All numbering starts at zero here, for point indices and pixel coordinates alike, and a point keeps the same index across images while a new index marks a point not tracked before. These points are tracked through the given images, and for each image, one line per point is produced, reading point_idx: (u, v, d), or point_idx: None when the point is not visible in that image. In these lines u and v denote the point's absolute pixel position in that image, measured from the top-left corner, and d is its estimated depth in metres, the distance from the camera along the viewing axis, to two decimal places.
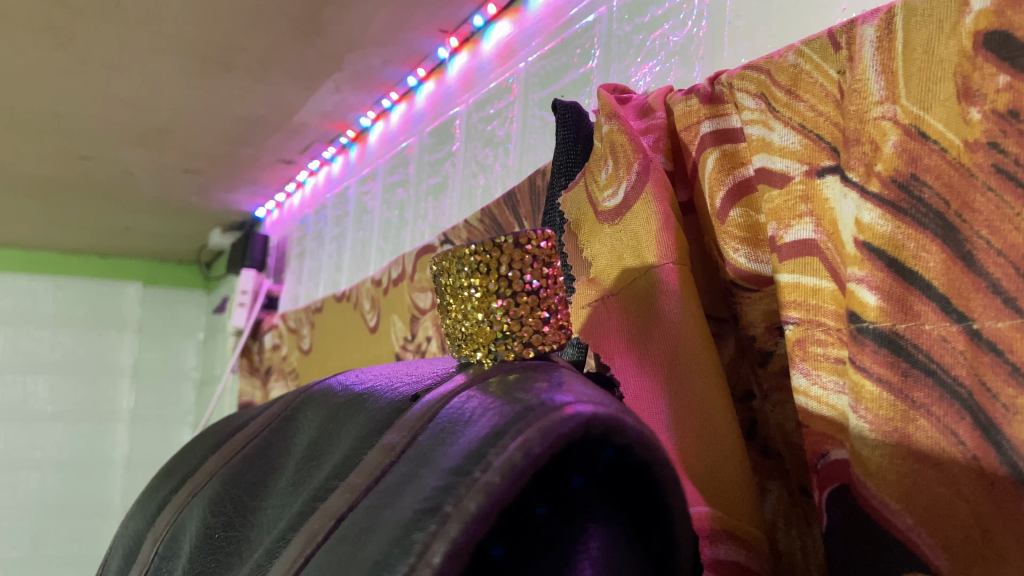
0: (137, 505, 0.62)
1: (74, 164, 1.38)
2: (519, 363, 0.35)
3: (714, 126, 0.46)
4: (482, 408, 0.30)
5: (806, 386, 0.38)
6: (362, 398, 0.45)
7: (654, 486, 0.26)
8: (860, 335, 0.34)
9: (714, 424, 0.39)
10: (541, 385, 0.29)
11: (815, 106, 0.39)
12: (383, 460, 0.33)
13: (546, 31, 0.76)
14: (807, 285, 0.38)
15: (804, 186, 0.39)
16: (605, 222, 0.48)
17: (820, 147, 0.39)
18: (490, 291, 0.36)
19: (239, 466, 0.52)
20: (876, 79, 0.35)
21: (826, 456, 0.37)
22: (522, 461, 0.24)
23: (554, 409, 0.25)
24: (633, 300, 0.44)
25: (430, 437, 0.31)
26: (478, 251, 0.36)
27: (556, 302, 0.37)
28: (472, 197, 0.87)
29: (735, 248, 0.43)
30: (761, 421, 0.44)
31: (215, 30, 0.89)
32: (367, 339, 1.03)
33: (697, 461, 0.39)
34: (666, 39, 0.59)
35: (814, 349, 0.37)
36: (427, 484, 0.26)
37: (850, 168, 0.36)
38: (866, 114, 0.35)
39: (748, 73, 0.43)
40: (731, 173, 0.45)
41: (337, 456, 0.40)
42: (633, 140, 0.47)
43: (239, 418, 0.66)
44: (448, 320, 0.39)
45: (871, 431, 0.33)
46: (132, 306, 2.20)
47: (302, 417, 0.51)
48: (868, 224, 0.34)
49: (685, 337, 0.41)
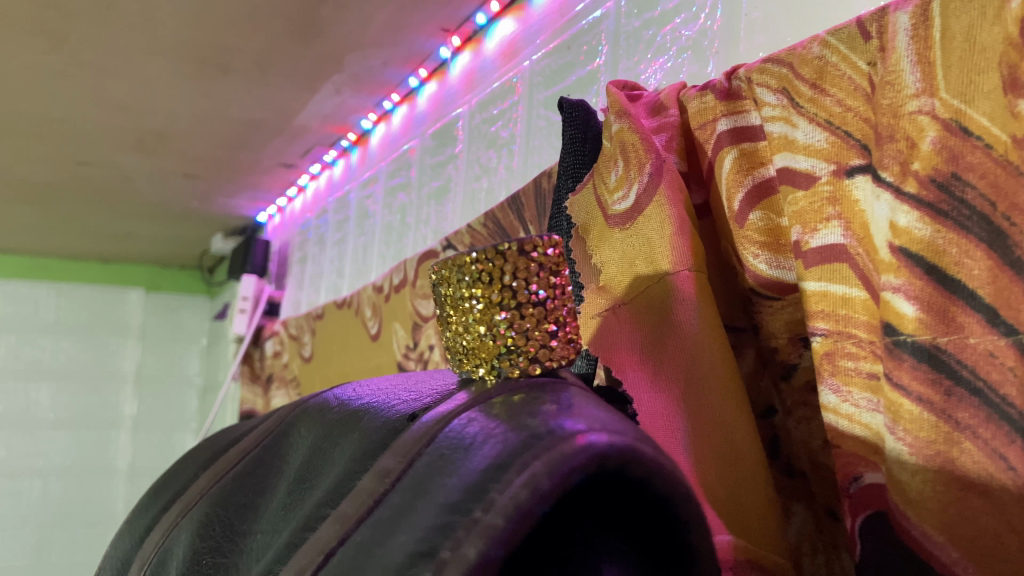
0: (129, 521, 0.60)
1: (72, 170, 1.35)
2: (525, 381, 0.32)
3: (731, 124, 0.43)
4: (486, 432, 0.27)
5: (836, 404, 0.35)
6: (357, 415, 0.42)
7: (676, 523, 0.23)
8: (897, 349, 0.31)
9: (735, 445, 0.37)
10: (549, 407, 0.27)
11: (843, 100, 0.36)
12: (377, 488, 0.30)
13: (550, 28, 0.74)
14: (835, 293, 0.35)
15: (831, 187, 0.36)
16: (615, 226, 0.45)
17: (849, 145, 0.36)
18: (493, 302, 0.33)
19: (230, 485, 0.49)
20: (911, 70, 0.32)
21: (859, 479, 0.34)
22: (528, 501, 0.22)
23: (563, 438, 0.23)
24: (645, 310, 0.42)
25: (428, 463, 0.28)
26: (479, 260, 0.33)
27: (565, 314, 0.34)
28: (475, 202, 0.84)
29: (755, 254, 0.41)
30: (784, 438, 0.42)
31: (210, 31, 0.87)
32: (368, 346, 1.00)
33: (718, 485, 0.36)
34: (677, 33, 0.57)
35: (844, 363, 0.35)
36: (421, 521, 0.24)
37: (884, 167, 0.33)
38: (901, 109, 0.33)
39: (769, 67, 0.40)
40: (750, 174, 0.42)
41: (330, 480, 0.37)
42: (644, 140, 0.44)
43: (233, 431, 0.63)
44: (448, 333, 0.36)
45: (910, 455, 0.30)
46: (134, 313, 2.17)
47: (296, 434, 0.49)
48: (904, 227, 0.32)
49: (702, 350, 0.39)
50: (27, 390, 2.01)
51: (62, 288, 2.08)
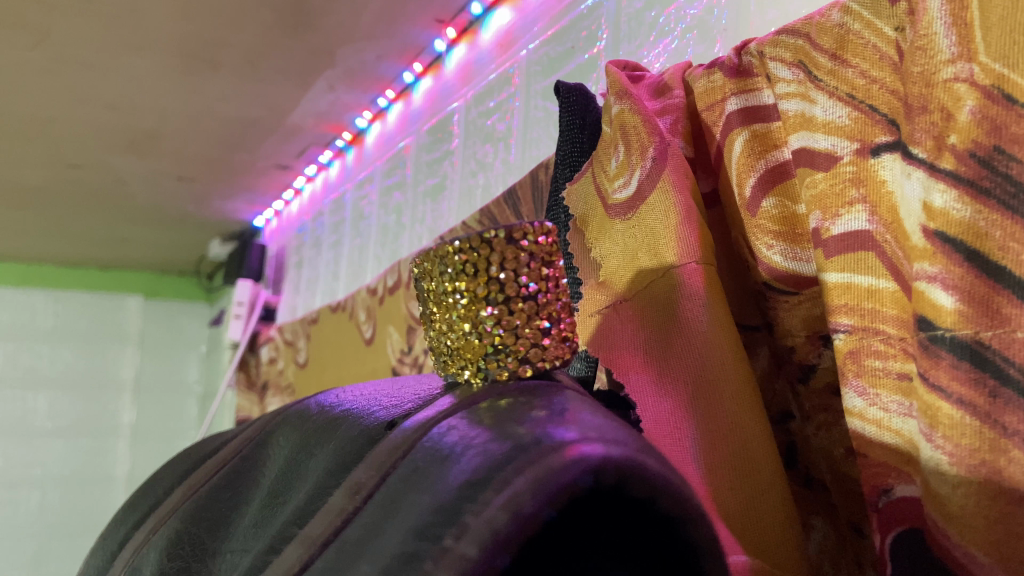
0: (103, 536, 0.56)
1: (64, 173, 1.32)
2: (514, 384, 0.28)
3: (741, 103, 0.40)
4: (467, 441, 0.24)
5: (862, 408, 0.32)
6: (336, 422, 0.39)
7: (685, 548, 0.19)
8: (933, 345, 0.28)
9: (750, 454, 0.33)
10: (539, 413, 0.23)
11: (867, 71, 0.33)
12: (348, 506, 0.27)
13: (549, 15, 0.70)
14: (860, 285, 0.32)
15: (855, 167, 0.33)
16: (615, 216, 0.41)
17: (874, 120, 0.33)
18: (478, 296, 0.30)
19: (204, 500, 0.46)
20: (945, 33, 0.29)
21: (889, 493, 0.31)
22: (507, 527, 0.18)
23: (553, 448, 0.19)
24: (649, 306, 0.38)
25: (403, 476, 0.25)
26: (463, 250, 0.30)
27: (559, 309, 0.30)
28: (471, 198, 0.81)
29: (769, 244, 0.37)
30: (803, 446, 0.38)
31: (198, 24, 0.84)
32: (362, 351, 0.97)
33: (730, 498, 0.33)
34: (682, 13, 0.54)
35: (871, 362, 0.31)
36: (386, 548, 0.20)
37: (915, 141, 0.29)
38: (934, 76, 0.29)
39: (783, 39, 0.37)
40: (763, 157, 0.39)
41: (302, 495, 0.34)
42: (646, 122, 0.41)
43: (216, 439, 0.60)
44: (432, 332, 0.33)
45: (950, 466, 0.27)
46: (133, 320, 2.14)
47: (274, 443, 0.45)
48: (940, 209, 0.28)
49: (712, 349, 0.35)
50: (25, 398, 1.98)
51: (59, 295, 2.05)
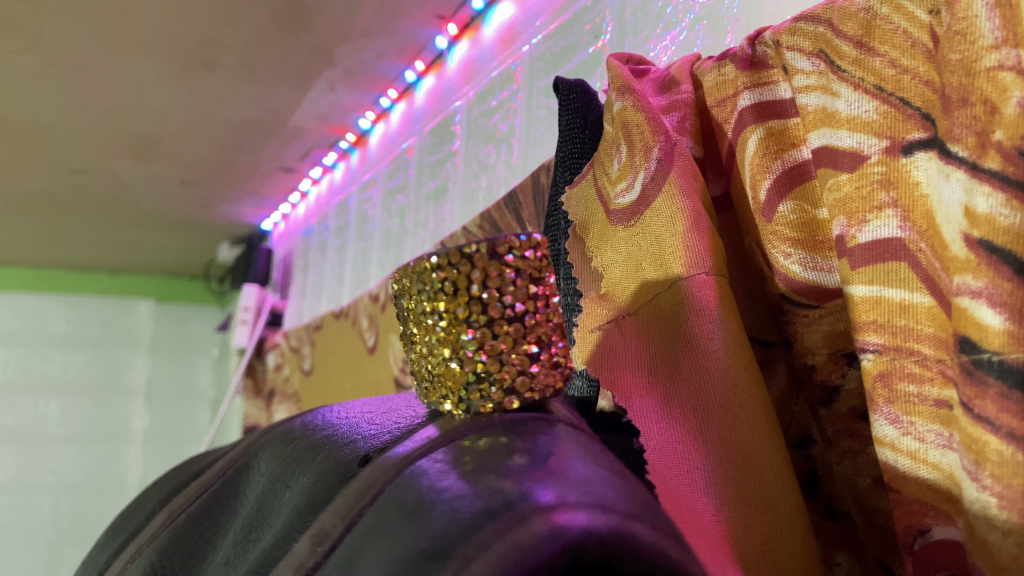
0: (85, 561, 0.54)
1: (67, 178, 1.30)
2: (499, 419, 0.25)
3: (755, 98, 0.36)
4: (435, 489, 0.21)
5: (895, 438, 0.28)
6: (313, 448, 0.36)
7: None
8: (978, 371, 0.24)
9: (767, 488, 0.30)
10: (517, 461, 0.20)
11: (896, 60, 0.29)
12: (309, 559, 0.24)
13: (552, 7, 0.67)
14: (891, 300, 0.29)
15: (884, 168, 0.29)
16: (618, 223, 0.38)
17: (905, 115, 0.29)
18: (458, 318, 0.26)
19: (183, 529, 0.43)
20: (987, 15, 0.25)
21: (925, 535, 0.28)
22: None
23: (531, 516, 0.17)
24: (656, 323, 0.34)
25: (365, 531, 0.22)
26: (440, 266, 0.26)
27: (550, 331, 0.27)
28: (473, 201, 0.78)
29: (786, 253, 0.34)
30: (825, 474, 0.35)
31: (190, 25, 0.81)
32: (365, 360, 0.94)
33: (745, 539, 0.29)
34: (691, 3, 0.51)
35: (904, 387, 0.28)
36: None
37: (954, 138, 0.26)
38: (975, 65, 0.25)
39: (802, 26, 0.34)
40: (779, 157, 0.35)
41: (272, 537, 0.31)
42: (651, 120, 0.37)
43: (205, 457, 0.57)
44: (412, 354, 0.29)
45: (999, 511, 0.23)
46: (145, 324, 2.12)
47: (254, 469, 0.42)
48: (985, 214, 0.25)
49: (726, 372, 0.31)
50: (37, 403, 1.98)
51: (71, 300, 2.04)
